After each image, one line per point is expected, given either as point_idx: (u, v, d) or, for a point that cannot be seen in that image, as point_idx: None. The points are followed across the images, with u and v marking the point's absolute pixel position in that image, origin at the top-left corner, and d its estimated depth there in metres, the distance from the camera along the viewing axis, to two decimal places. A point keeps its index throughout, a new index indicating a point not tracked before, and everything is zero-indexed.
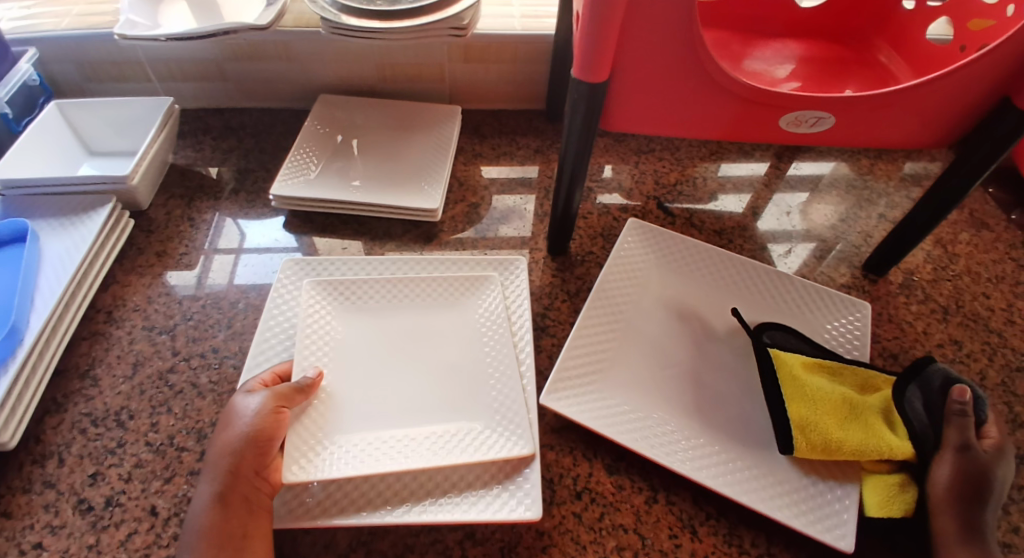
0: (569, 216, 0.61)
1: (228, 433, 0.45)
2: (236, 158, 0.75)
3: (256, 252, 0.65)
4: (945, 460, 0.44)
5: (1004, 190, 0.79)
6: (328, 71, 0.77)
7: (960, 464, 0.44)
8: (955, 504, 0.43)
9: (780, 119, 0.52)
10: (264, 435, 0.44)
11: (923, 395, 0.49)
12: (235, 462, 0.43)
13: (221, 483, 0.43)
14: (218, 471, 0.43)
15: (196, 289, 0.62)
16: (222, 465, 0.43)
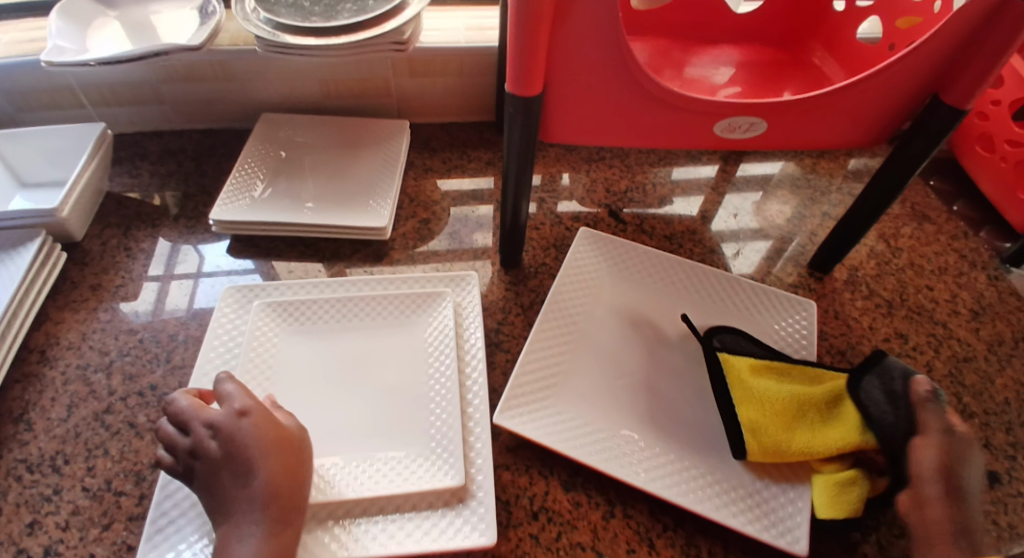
0: (519, 229, 0.61)
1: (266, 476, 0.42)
2: (176, 182, 0.73)
3: (213, 277, 0.63)
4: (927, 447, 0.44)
5: (944, 181, 0.81)
6: (270, 90, 0.76)
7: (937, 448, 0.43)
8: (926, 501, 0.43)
9: (715, 125, 0.52)
10: (301, 476, 0.43)
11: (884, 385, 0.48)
12: (286, 506, 0.41)
13: (277, 528, 0.41)
14: (270, 518, 0.41)
15: (153, 316, 0.60)
16: (272, 512, 0.41)
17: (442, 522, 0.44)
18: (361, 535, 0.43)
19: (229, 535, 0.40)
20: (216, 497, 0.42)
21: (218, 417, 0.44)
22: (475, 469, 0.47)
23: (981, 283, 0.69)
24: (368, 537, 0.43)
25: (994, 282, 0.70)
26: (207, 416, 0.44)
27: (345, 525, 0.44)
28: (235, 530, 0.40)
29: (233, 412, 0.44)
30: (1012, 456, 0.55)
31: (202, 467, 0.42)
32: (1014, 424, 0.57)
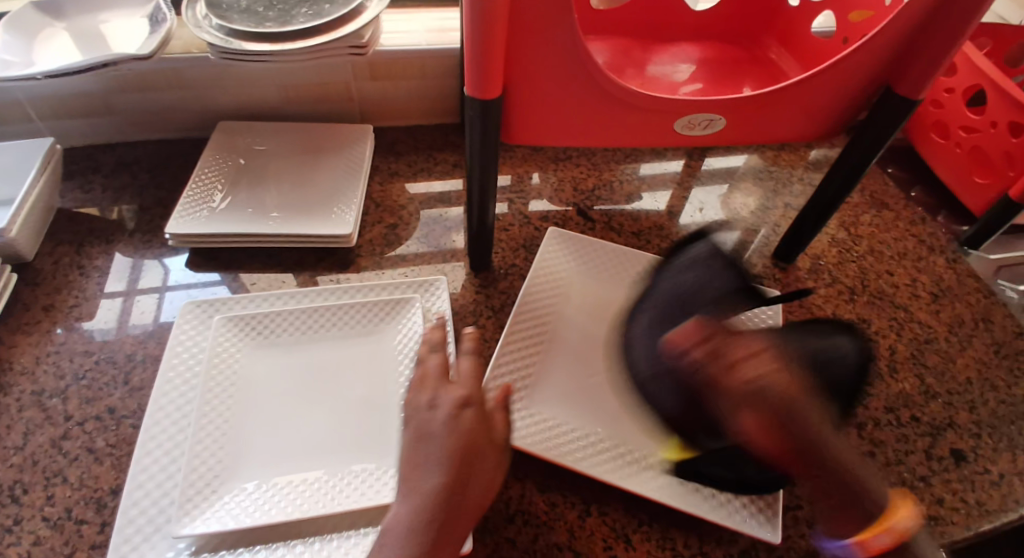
0: (486, 231, 0.61)
1: (462, 472, 0.39)
2: (131, 195, 0.71)
3: (179, 289, 0.62)
4: (774, 381, 0.37)
5: (902, 168, 0.84)
6: (227, 97, 0.74)
7: (790, 387, 0.37)
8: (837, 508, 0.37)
9: (674, 123, 0.52)
10: (489, 488, 0.40)
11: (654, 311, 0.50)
12: (463, 508, 0.38)
13: (439, 524, 0.37)
14: (434, 510, 0.37)
15: (116, 332, 0.58)
16: (441, 503, 0.37)
17: None
18: (335, 550, 0.43)
19: (397, 509, 0.38)
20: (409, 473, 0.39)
21: (451, 399, 0.43)
22: None
23: (939, 267, 0.71)
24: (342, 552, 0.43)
25: (952, 265, 0.72)
26: (453, 394, 0.44)
27: (317, 540, 0.43)
28: (403, 505, 0.38)
29: (458, 401, 0.43)
30: (976, 434, 0.56)
31: (432, 444, 0.40)
32: (977, 403, 0.59)
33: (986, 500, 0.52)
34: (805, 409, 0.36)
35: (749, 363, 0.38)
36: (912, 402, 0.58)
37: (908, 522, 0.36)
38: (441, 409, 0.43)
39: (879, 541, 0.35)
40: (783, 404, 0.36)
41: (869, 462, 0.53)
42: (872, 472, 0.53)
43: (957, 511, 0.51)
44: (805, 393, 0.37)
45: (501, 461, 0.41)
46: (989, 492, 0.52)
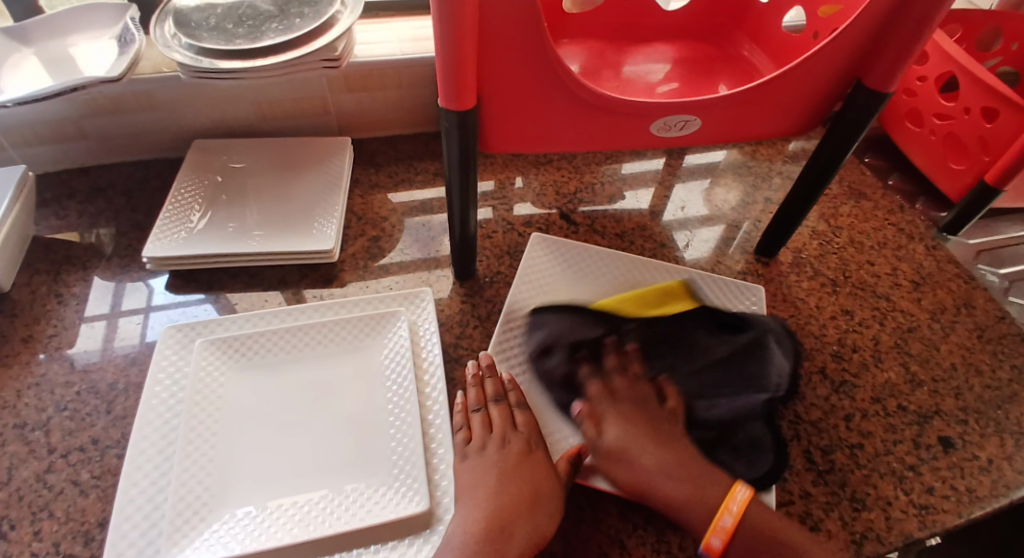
0: (468, 241, 0.60)
1: (520, 491, 0.44)
2: (108, 219, 0.70)
3: (163, 309, 0.61)
4: (619, 429, 0.49)
5: (879, 157, 0.84)
6: (200, 116, 0.73)
7: (632, 434, 0.48)
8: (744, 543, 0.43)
9: (650, 126, 0.52)
10: (549, 512, 0.44)
11: (556, 333, 0.56)
12: (519, 525, 0.42)
13: (496, 533, 0.41)
14: (492, 522, 0.42)
15: (102, 355, 0.58)
16: (498, 516, 0.42)
17: (410, 551, 0.44)
18: None
19: (456, 519, 0.43)
20: (470, 491, 0.45)
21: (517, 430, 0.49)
22: (441, 491, 0.47)
23: (920, 254, 0.72)
24: None
25: (932, 251, 0.73)
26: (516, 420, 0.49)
27: None
28: (459, 516, 0.43)
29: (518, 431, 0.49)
30: (964, 420, 0.57)
31: (490, 466, 0.46)
32: (962, 389, 0.59)
33: (976, 487, 0.52)
34: (643, 450, 0.47)
35: (603, 426, 0.50)
36: (898, 391, 0.59)
37: (750, 509, 0.44)
38: (511, 451, 0.47)
39: (720, 526, 0.43)
40: (619, 452, 0.48)
41: (858, 454, 0.54)
42: (862, 464, 0.53)
43: (947, 499, 0.51)
44: (648, 440, 0.48)
45: (554, 490, 0.45)
46: (979, 478, 0.53)
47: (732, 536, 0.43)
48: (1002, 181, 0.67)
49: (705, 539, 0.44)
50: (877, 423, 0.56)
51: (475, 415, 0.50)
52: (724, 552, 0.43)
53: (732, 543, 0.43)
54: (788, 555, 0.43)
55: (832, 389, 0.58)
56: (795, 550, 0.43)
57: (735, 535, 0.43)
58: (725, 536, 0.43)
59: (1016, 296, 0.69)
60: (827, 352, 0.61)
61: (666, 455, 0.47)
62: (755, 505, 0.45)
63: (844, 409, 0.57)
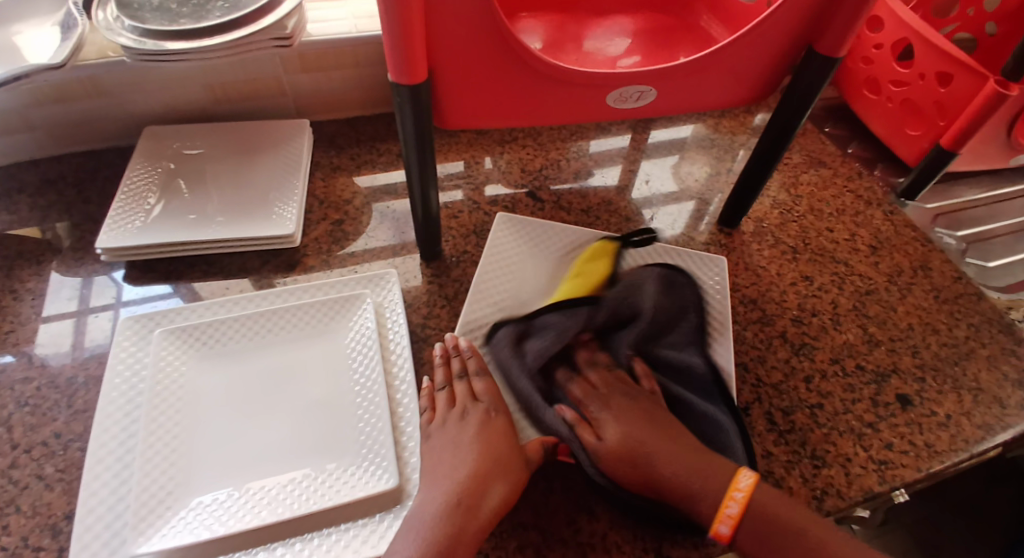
0: (432, 220, 0.60)
1: (486, 464, 0.45)
2: (59, 212, 0.68)
3: (133, 307, 0.59)
4: (614, 424, 0.48)
5: (839, 127, 0.86)
6: (153, 101, 0.71)
7: (625, 426, 0.48)
8: (772, 541, 0.41)
9: (607, 97, 0.52)
10: (515, 483, 0.44)
11: (555, 337, 0.53)
12: (483, 497, 0.43)
13: (463, 508, 0.42)
14: (457, 496, 0.42)
15: (73, 356, 0.56)
16: (464, 490, 0.43)
17: (381, 528, 0.44)
18: (299, 554, 0.43)
19: (422, 493, 0.44)
20: (436, 465, 0.45)
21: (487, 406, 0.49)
22: (410, 468, 0.47)
23: (877, 220, 0.74)
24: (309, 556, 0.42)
25: (890, 216, 0.75)
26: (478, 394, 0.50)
27: (279, 544, 0.43)
28: (425, 492, 0.44)
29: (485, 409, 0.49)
30: (920, 378, 0.59)
31: (457, 443, 0.46)
32: (919, 347, 0.61)
33: (933, 441, 0.54)
34: (649, 439, 0.47)
35: (597, 430, 0.48)
36: (857, 351, 0.60)
37: (753, 496, 0.43)
38: (472, 421, 0.48)
39: (726, 515, 0.42)
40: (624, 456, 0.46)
41: (818, 414, 0.55)
42: (821, 423, 0.55)
43: (905, 454, 0.53)
44: (644, 423, 0.48)
45: (523, 464, 0.46)
46: (936, 433, 0.55)
47: (741, 523, 0.42)
48: (957, 145, 0.69)
49: (714, 528, 0.43)
50: (837, 384, 0.58)
51: (439, 393, 0.51)
52: (732, 540, 0.42)
53: (741, 529, 0.42)
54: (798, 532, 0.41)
55: (793, 352, 0.60)
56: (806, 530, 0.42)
57: (743, 523, 0.42)
58: (732, 525, 0.42)
59: (972, 257, 0.72)
60: (788, 317, 0.63)
61: (660, 430, 0.47)
62: (761, 492, 0.43)
63: (804, 371, 0.59)
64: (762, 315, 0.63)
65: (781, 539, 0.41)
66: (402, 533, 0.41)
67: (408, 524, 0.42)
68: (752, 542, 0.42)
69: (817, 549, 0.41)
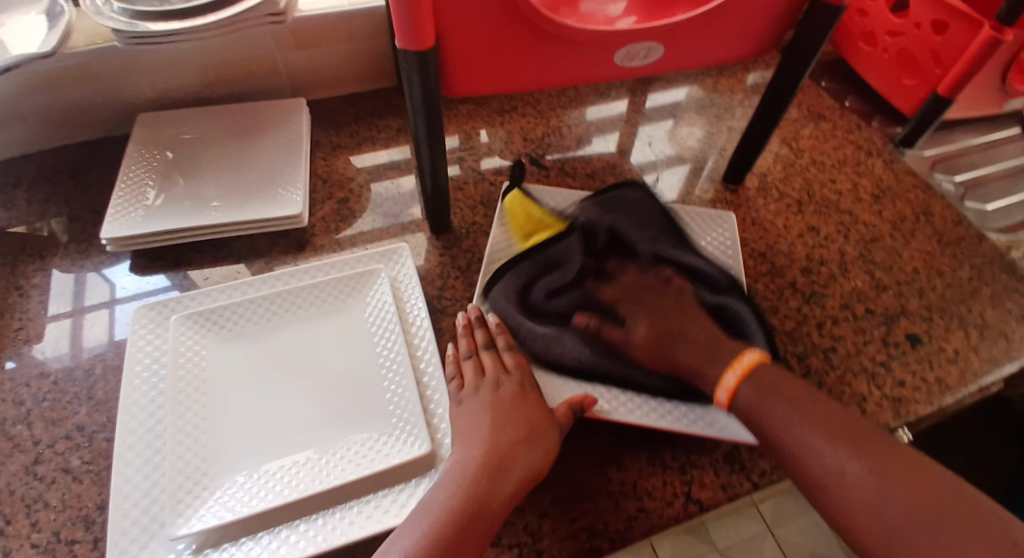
0: (441, 191, 0.59)
1: (516, 427, 0.45)
2: (57, 206, 0.66)
3: (130, 302, 0.58)
4: (644, 321, 0.49)
5: (834, 80, 0.86)
6: (145, 88, 0.69)
7: (654, 319, 0.49)
8: (764, 403, 0.43)
9: (613, 56, 0.52)
10: (545, 441, 0.45)
11: (564, 270, 0.54)
12: (514, 456, 0.43)
13: (496, 468, 0.42)
14: (489, 458, 0.43)
15: (74, 357, 0.55)
16: (496, 451, 0.43)
17: (417, 492, 0.45)
18: (339, 523, 0.43)
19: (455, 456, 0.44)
20: (466, 428, 0.46)
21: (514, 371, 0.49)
22: (441, 435, 0.48)
23: (878, 169, 0.75)
24: (349, 524, 0.43)
25: (890, 164, 0.75)
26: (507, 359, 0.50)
27: (319, 516, 0.43)
28: (457, 453, 0.44)
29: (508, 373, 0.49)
30: (928, 318, 0.60)
31: (487, 406, 0.47)
32: (925, 289, 0.62)
33: (945, 377, 0.56)
34: (674, 327, 0.48)
35: (632, 326, 0.49)
36: (866, 297, 0.61)
37: (756, 369, 0.45)
38: (506, 394, 0.47)
39: (725, 384, 0.45)
40: (654, 345, 0.48)
41: (832, 357, 0.56)
42: (836, 366, 0.56)
43: (919, 390, 0.55)
44: (673, 316, 0.49)
45: (552, 424, 0.46)
46: (946, 369, 0.56)
47: (739, 392, 0.44)
48: (954, 91, 0.69)
49: (715, 396, 0.46)
50: (848, 329, 0.59)
51: (465, 362, 0.51)
52: (732, 404, 0.45)
53: (740, 387, 0.44)
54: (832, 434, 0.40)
55: (804, 300, 0.61)
56: (825, 407, 0.42)
57: (738, 389, 0.44)
58: (730, 392, 0.45)
59: (971, 202, 0.74)
60: (797, 268, 0.63)
61: (684, 334, 0.48)
62: (764, 367, 0.45)
63: (816, 317, 0.59)
64: (771, 267, 0.63)
65: (780, 408, 0.42)
66: (437, 494, 0.42)
67: (442, 485, 0.42)
68: (747, 406, 0.44)
69: (825, 425, 0.40)
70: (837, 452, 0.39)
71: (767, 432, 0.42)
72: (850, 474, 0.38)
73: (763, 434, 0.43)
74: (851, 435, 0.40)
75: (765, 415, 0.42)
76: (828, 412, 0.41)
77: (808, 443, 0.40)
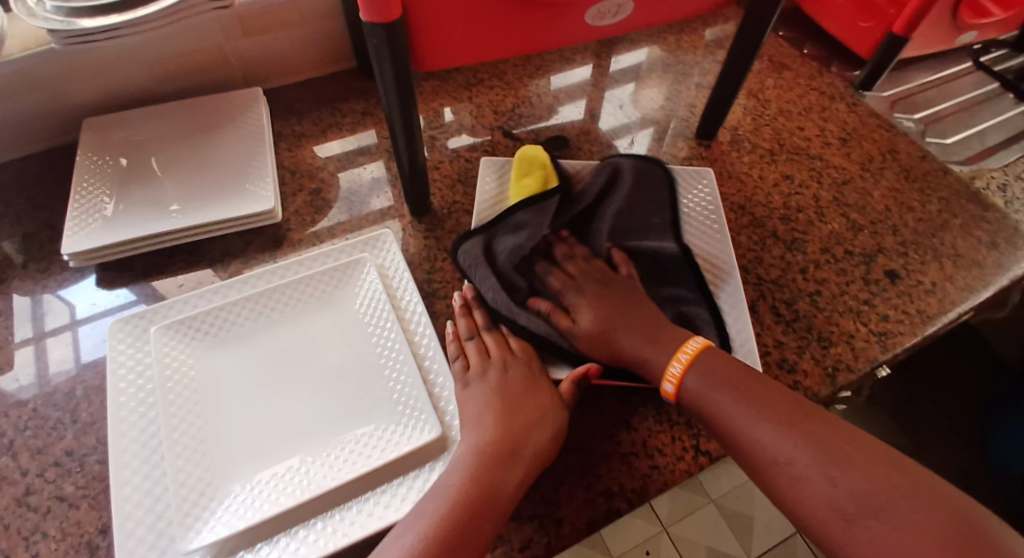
0: (419, 172, 0.58)
1: (527, 406, 0.45)
2: (8, 225, 0.62)
3: (95, 321, 0.55)
4: (590, 309, 0.50)
5: (792, 28, 0.87)
6: (87, 91, 0.65)
7: (602, 309, 0.50)
8: (712, 395, 0.42)
9: (584, 15, 0.51)
10: (553, 416, 0.45)
11: (530, 233, 0.54)
12: (525, 434, 0.44)
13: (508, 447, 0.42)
14: (501, 438, 0.43)
15: (41, 386, 0.52)
16: (508, 431, 0.43)
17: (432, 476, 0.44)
18: (357, 516, 0.42)
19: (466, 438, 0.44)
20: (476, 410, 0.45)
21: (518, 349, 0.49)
22: (449, 417, 0.47)
23: (843, 113, 0.76)
24: (367, 515, 0.42)
25: (853, 107, 0.77)
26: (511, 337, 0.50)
27: (336, 511, 0.43)
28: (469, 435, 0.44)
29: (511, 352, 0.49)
30: (904, 254, 0.62)
31: (495, 387, 0.46)
32: (899, 226, 0.64)
33: (925, 308, 0.58)
34: (619, 319, 0.49)
35: (576, 315, 0.50)
36: (844, 239, 0.63)
37: (703, 355, 0.45)
38: (514, 373, 0.47)
39: (671, 374, 0.45)
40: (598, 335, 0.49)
41: (818, 300, 0.58)
42: (823, 308, 0.57)
43: (903, 323, 0.57)
44: (618, 306, 0.50)
45: (557, 398, 0.46)
46: (926, 300, 0.58)
47: (686, 379, 0.44)
48: (909, 31, 0.71)
49: (662, 387, 0.45)
50: (832, 272, 0.60)
51: (468, 343, 0.50)
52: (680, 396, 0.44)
53: (686, 379, 0.44)
54: (789, 428, 0.39)
55: (786, 248, 0.62)
56: (771, 394, 0.41)
57: (684, 379, 0.44)
58: (675, 383, 0.44)
59: (931, 137, 0.76)
60: (777, 217, 0.64)
61: (632, 312, 0.49)
62: (708, 354, 0.45)
63: (800, 263, 0.61)
64: (752, 219, 0.64)
65: (727, 396, 0.42)
66: (454, 477, 0.41)
67: (457, 468, 0.42)
68: (695, 397, 0.43)
69: (772, 412, 0.40)
70: (788, 440, 0.38)
71: (719, 425, 0.42)
72: (797, 462, 0.38)
73: (715, 428, 0.42)
74: (799, 421, 0.39)
75: (714, 408, 0.42)
76: (776, 397, 0.41)
77: (756, 433, 0.40)
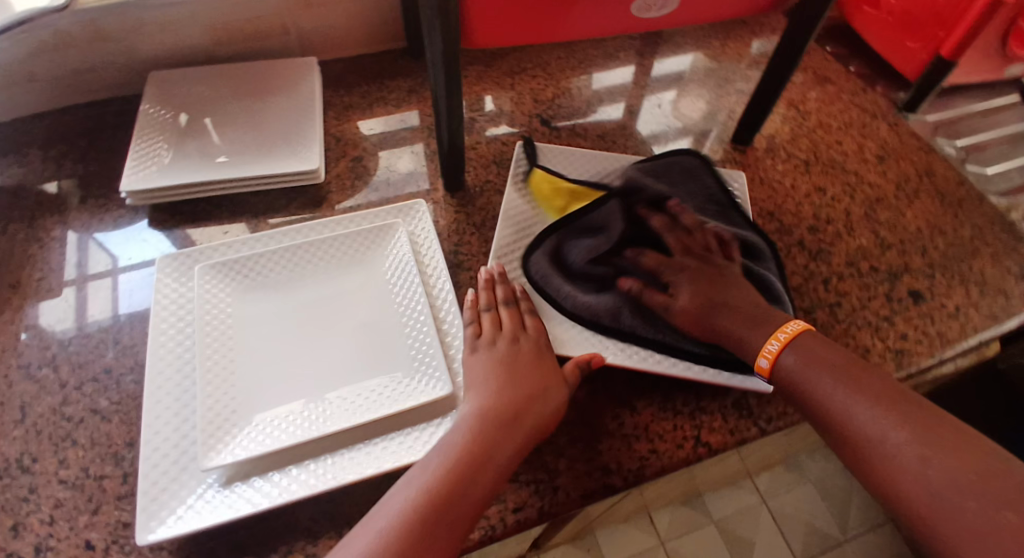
0: (457, 146, 0.60)
1: (534, 376, 0.46)
2: (71, 163, 0.66)
3: (133, 271, 0.58)
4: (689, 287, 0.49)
5: (839, 46, 0.87)
6: (155, 45, 0.69)
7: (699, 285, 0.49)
8: (810, 373, 0.42)
9: (632, 6, 0.53)
10: (558, 391, 0.46)
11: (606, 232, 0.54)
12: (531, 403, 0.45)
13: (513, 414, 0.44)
14: (506, 404, 0.44)
15: (80, 326, 0.55)
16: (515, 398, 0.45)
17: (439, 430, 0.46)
18: (365, 457, 0.45)
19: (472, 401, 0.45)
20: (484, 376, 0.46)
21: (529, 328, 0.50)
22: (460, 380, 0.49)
23: (882, 133, 0.76)
24: (374, 458, 0.45)
25: (894, 128, 0.77)
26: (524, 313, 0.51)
27: (346, 451, 0.45)
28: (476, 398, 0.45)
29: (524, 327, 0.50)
30: (930, 275, 0.62)
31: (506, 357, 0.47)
32: (927, 248, 0.64)
33: (945, 331, 0.58)
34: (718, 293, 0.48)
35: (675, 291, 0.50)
36: (871, 255, 0.63)
37: (801, 337, 0.44)
38: (525, 346, 0.48)
39: (767, 350, 0.44)
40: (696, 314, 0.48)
41: (837, 311, 0.58)
42: (841, 319, 0.58)
43: (921, 342, 0.57)
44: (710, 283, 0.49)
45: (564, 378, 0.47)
46: (946, 323, 0.58)
47: (783, 356, 0.44)
48: (958, 55, 0.70)
49: (755, 363, 0.45)
50: (853, 285, 0.60)
51: (484, 312, 0.51)
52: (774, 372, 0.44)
53: (785, 355, 0.44)
54: (890, 411, 0.38)
55: (811, 258, 0.62)
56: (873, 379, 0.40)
57: (781, 356, 0.44)
58: (772, 358, 0.44)
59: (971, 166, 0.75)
60: (804, 227, 0.65)
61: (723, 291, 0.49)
62: (810, 336, 0.44)
63: (822, 274, 0.61)
64: (780, 226, 0.65)
65: (825, 377, 0.41)
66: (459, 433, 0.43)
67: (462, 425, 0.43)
68: (792, 375, 0.43)
69: (872, 396, 0.39)
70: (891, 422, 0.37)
71: (812, 404, 0.41)
72: (893, 442, 0.37)
73: (809, 407, 0.41)
74: (903, 407, 0.38)
75: (810, 386, 0.42)
76: (878, 383, 0.40)
77: (852, 412, 0.39)
